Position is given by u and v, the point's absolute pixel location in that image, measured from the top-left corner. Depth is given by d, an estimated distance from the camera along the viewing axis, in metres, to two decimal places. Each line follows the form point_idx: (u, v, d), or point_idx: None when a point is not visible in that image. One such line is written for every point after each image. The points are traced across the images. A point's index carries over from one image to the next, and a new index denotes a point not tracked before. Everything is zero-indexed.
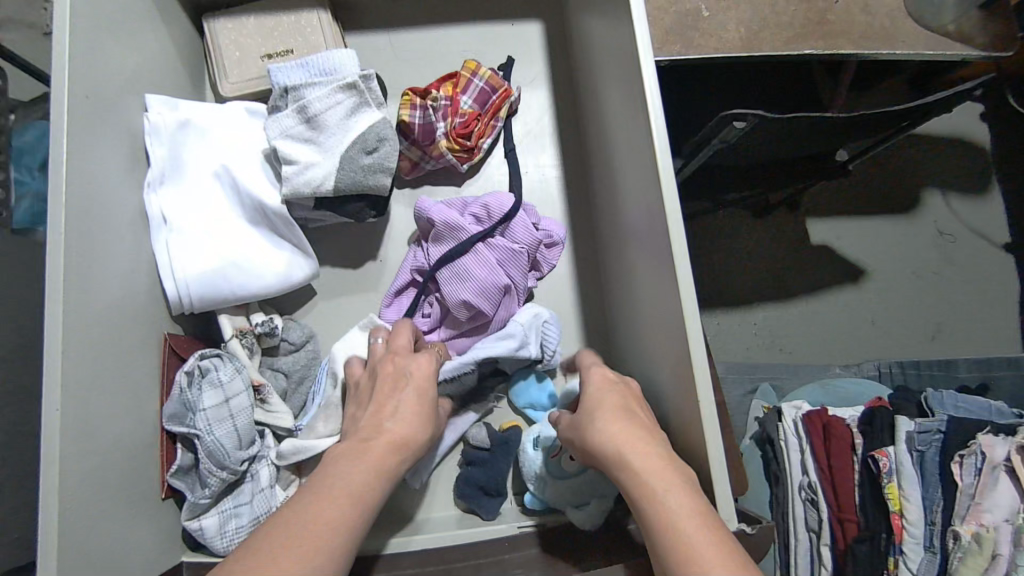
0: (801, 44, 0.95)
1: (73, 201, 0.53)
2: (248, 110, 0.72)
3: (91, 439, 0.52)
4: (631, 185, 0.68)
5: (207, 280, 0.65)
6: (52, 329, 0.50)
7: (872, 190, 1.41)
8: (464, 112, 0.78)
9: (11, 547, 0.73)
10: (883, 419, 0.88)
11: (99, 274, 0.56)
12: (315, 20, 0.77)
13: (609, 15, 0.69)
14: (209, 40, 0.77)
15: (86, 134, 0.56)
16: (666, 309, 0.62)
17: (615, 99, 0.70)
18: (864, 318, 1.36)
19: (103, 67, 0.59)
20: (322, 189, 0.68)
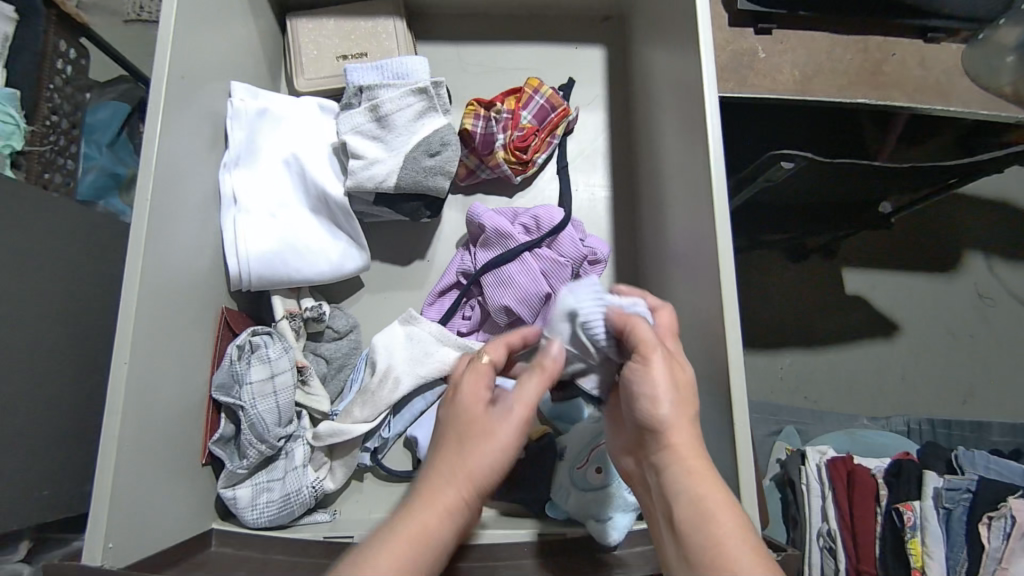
0: (855, 92, 0.96)
1: (159, 174, 0.58)
2: (322, 107, 0.76)
3: (147, 396, 0.56)
4: (680, 211, 0.70)
5: (267, 259, 0.68)
6: (128, 288, 0.54)
7: (913, 244, 1.40)
8: (523, 126, 0.81)
9: (47, 501, 0.76)
10: (911, 471, 0.87)
11: (174, 245, 0.60)
12: (392, 27, 0.82)
13: (673, 46, 0.72)
14: (290, 37, 0.81)
15: (176, 114, 0.61)
16: (705, 332, 0.63)
17: (672, 127, 0.72)
18: (895, 374, 1.34)
19: (197, 54, 0.64)
20: (384, 186, 0.72)
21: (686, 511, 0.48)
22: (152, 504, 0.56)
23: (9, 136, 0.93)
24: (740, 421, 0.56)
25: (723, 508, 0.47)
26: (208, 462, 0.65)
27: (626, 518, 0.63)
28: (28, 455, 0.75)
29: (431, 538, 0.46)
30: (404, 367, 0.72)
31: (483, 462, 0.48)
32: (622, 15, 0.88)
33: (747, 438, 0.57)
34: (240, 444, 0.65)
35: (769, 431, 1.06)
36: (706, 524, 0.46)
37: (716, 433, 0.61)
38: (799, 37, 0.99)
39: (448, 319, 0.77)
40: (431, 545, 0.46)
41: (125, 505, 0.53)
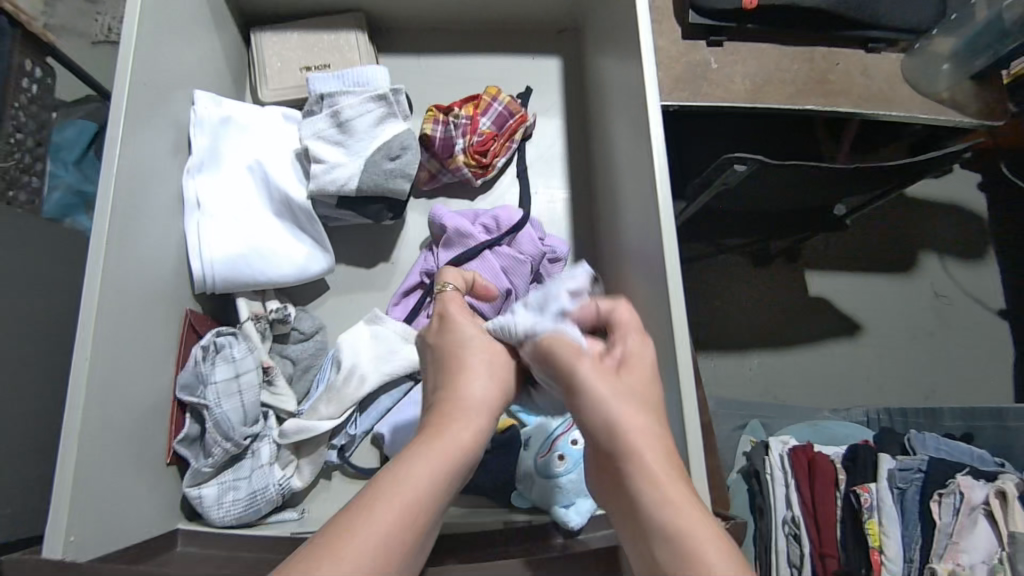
0: (803, 99, 1.01)
1: (122, 176, 0.59)
2: (285, 116, 0.79)
3: (110, 393, 0.57)
4: (632, 207, 0.73)
5: (231, 263, 0.70)
6: (88, 291, 0.55)
7: (870, 246, 1.46)
8: (482, 132, 0.84)
9: (8, 523, 0.74)
10: (867, 456, 0.91)
11: (137, 250, 0.61)
12: (354, 40, 0.85)
13: (621, 52, 0.76)
14: (255, 49, 0.84)
15: (140, 119, 0.63)
16: (656, 322, 0.67)
17: (623, 129, 0.75)
18: (857, 371, 1.39)
19: (161, 62, 0.66)
20: (346, 189, 0.74)
21: (664, 531, 0.46)
22: (113, 504, 0.57)
23: None
24: (687, 396, 0.59)
25: (702, 534, 0.45)
26: (173, 463, 0.66)
27: (589, 504, 0.68)
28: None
29: (457, 458, 0.50)
30: (368, 364, 0.74)
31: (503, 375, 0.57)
32: (577, 27, 0.92)
33: (697, 420, 0.60)
34: (207, 445, 0.66)
35: (736, 427, 1.08)
36: (673, 535, 0.46)
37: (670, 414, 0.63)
38: (749, 49, 1.05)
39: (412, 319, 0.79)
40: (473, 453, 0.51)
41: (87, 503, 0.54)
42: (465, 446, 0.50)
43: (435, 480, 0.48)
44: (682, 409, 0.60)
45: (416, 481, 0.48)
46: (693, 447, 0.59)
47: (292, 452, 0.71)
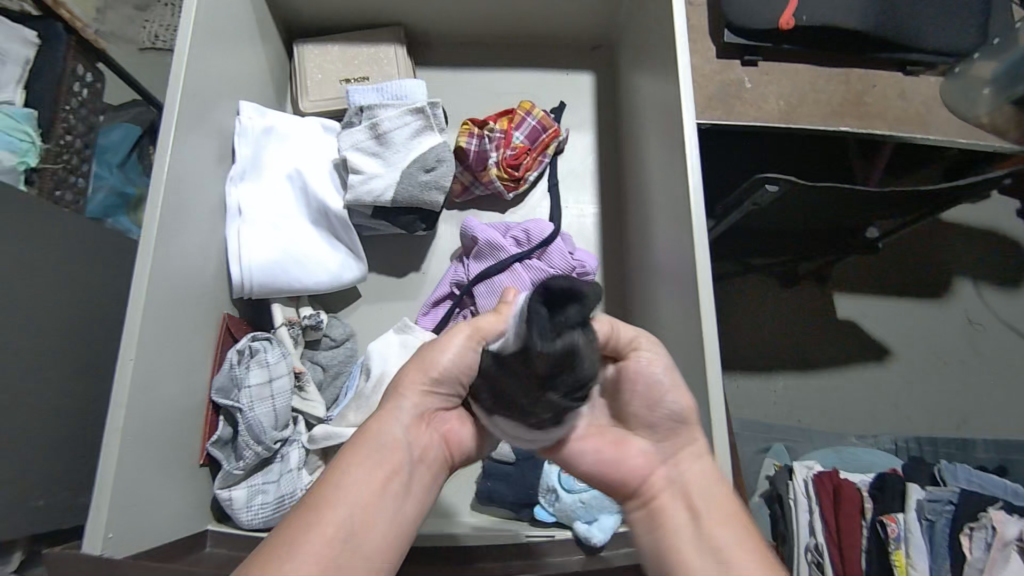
0: (837, 121, 1.01)
1: (170, 182, 0.62)
2: (324, 127, 0.81)
3: (151, 391, 0.59)
4: (662, 224, 0.74)
5: (269, 268, 0.72)
6: (136, 293, 0.57)
7: (903, 270, 1.43)
8: (515, 146, 0.85)
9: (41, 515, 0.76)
10: (894, 486, 0.89)
11: (181, 254, 0.63)
12: (392, 53, 0.87)
13: (655, 70, 0.76)
14: (297, 61, 0.87)
15: (188, 128, 0.65)
16: (685, 341, 0.66)
17: (656, 147, 0.76)
18: (887, 398, 1.36)
19: (210, 75, 0.69)
20: (381, 200, 0.76)
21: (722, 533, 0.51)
22: (149, 501, 0.58)
23: (25, 153, 0.97)
24: (715, 416, 0.59)
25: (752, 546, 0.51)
26: (204, 464, 0.67)
27: (611, 520, 0.68)
28: (29, 463, 0.76)
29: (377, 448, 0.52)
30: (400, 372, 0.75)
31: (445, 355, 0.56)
32: (611, 44, 0.93)
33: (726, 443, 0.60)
34: (238, 447, 0.67)
35: (757, 450, 1.05)
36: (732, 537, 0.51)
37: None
38: (784, 68, 1.04)
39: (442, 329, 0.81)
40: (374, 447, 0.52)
41: (127, 499, 0.55)
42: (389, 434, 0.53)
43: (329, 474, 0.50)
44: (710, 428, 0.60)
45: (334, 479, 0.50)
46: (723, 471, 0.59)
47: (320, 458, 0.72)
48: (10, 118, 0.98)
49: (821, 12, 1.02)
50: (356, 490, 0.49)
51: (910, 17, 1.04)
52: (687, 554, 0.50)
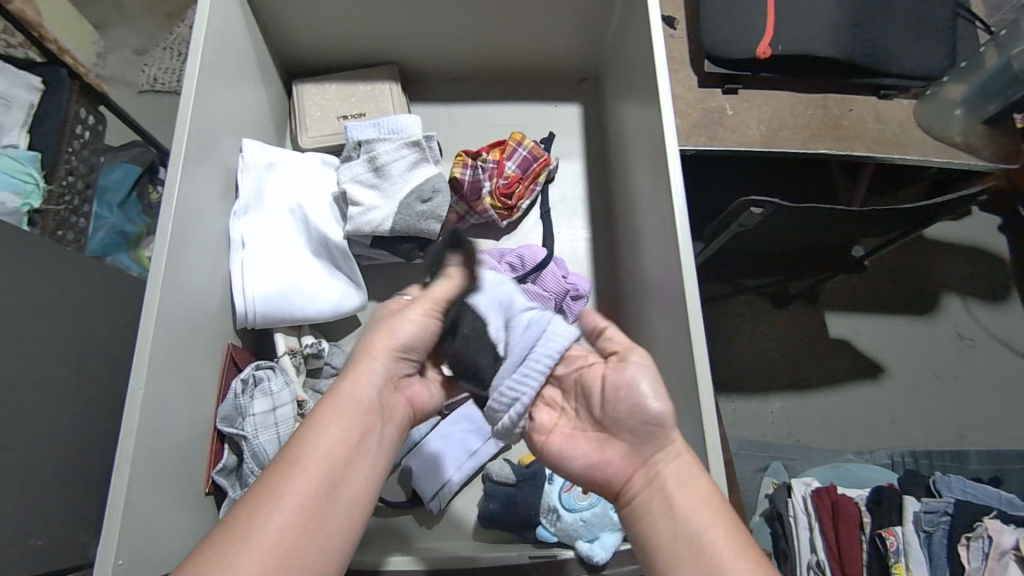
0: (817, 143, 1.05)
1: (177, 217, 0.64)
2: (323, 161, 0.84)
3: (159, 420, 0.60)
4: (652, 246, 0.76)
5: (272, 298, 0.74)
6: (145, 323, 0.59)
7: (890, 287, 1.46)
8: (508, 175, 0.87)
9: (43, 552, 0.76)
10: (891, 499, 0.90)
11: (187, 285, 0.65)
12: (388, 90, 0.90)
13: (639, 100, 0.80)
14: (296, 99, 0.90)
15: (195, 165, 0.68)
16: (679, 358, 0.68)
17: (643, 172, 0.79)
18: (881, 413, 1.37)
19: (215, 114, 0.72)
20: (380, 230, 0.78)
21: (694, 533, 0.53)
22: (156, 528, 0.59)
23: (27, 195, 0.99)
24: (710, 428, 0.61)
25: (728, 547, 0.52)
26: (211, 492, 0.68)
27: (613, 539, 0.69)
28: (30, 499, 0.76)
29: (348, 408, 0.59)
30: None
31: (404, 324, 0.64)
32: (597, 77, 0.98)
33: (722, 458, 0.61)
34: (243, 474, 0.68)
35: (756, 468, 1.06)
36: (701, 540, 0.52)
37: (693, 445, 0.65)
38: (763, 95, 1.09)
39: None
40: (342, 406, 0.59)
41: (136, 526, 0.56)
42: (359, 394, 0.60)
43: (309, 432, 0.57)
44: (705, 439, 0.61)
45: (314, 436, 0.56)
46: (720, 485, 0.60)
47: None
48: (15, 160, 1.00)
49: (795, 42, 1.07)
50: (334, 444, 0.56)
51: (881, 45, 1.09)
52: (663, 542, 0.54)
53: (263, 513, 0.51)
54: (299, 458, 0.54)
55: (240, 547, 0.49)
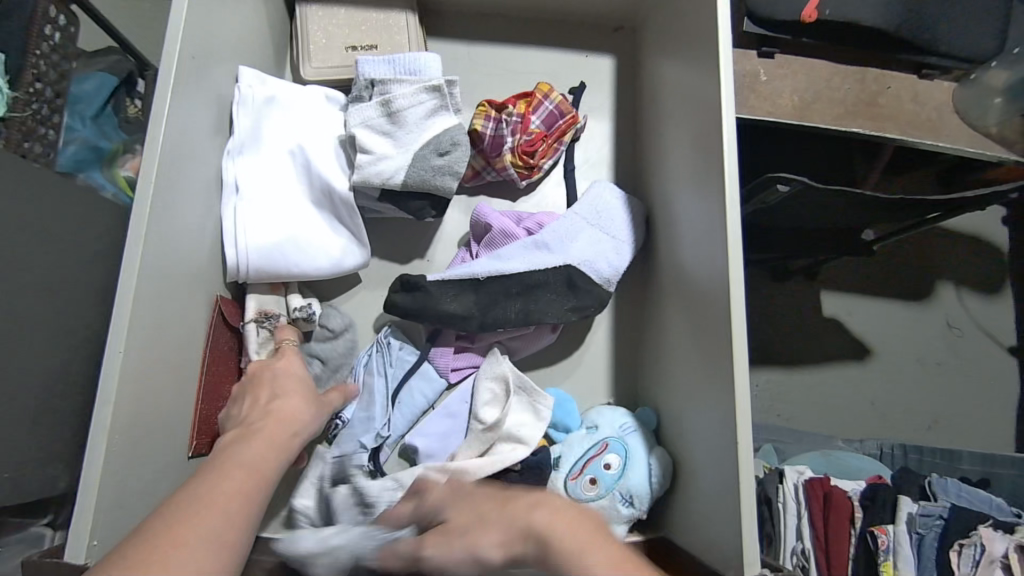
0: (851, 121, 0.98)
1: (164, 153, 0.57)
2: (328, 97, 0.76)
3: (140, 382, 0.55)
4: (688, 226, 0.70)
5: (267, 251, 0.68)
6: (126, 273, 0.53)
7: (890, 272, 1.44)
8: (532, 132, 0.81)
9: None
10: (886, 497, 0.89)
11: (173, 231, 0.59)
12: (404, 21, 0.81)
13: (686, 61, 0.72)
14: (300, 22, 0.80)
15: (186, 94, 0.60)
16: (708, 353, 0.64)
17: (684, 142, 0.72)
18: (864, 397, 1.37)
19: (209, 34, 0.63)
20: (391, 182, 0.71)
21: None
22: (136, 498, 0.56)
23: None
24: (743, 437, 0.56)
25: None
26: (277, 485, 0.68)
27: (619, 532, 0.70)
28: None
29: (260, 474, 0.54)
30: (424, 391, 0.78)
31: (280, 419, 0.60)
32: (634, 27, 0.89)
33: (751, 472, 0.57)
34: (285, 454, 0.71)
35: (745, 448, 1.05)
36: None
37: (719, 440, 0.61)
38: (809, 62, 1.01)
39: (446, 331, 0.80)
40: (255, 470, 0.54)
41: (114, 498, 0.53)
42: (267, 455, 0.56)
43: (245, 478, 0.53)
44: (737, 433, 0.57)
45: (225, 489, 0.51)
46: (746, 500, 0.55)
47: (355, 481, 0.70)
48: None
49: (845, 9, 0.99)
50: (236, 477, 0.52)
51: (935, 18, 1.02)
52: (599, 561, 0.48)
53: (209, 495, 0.49)
54: (206, 488, 0.50)
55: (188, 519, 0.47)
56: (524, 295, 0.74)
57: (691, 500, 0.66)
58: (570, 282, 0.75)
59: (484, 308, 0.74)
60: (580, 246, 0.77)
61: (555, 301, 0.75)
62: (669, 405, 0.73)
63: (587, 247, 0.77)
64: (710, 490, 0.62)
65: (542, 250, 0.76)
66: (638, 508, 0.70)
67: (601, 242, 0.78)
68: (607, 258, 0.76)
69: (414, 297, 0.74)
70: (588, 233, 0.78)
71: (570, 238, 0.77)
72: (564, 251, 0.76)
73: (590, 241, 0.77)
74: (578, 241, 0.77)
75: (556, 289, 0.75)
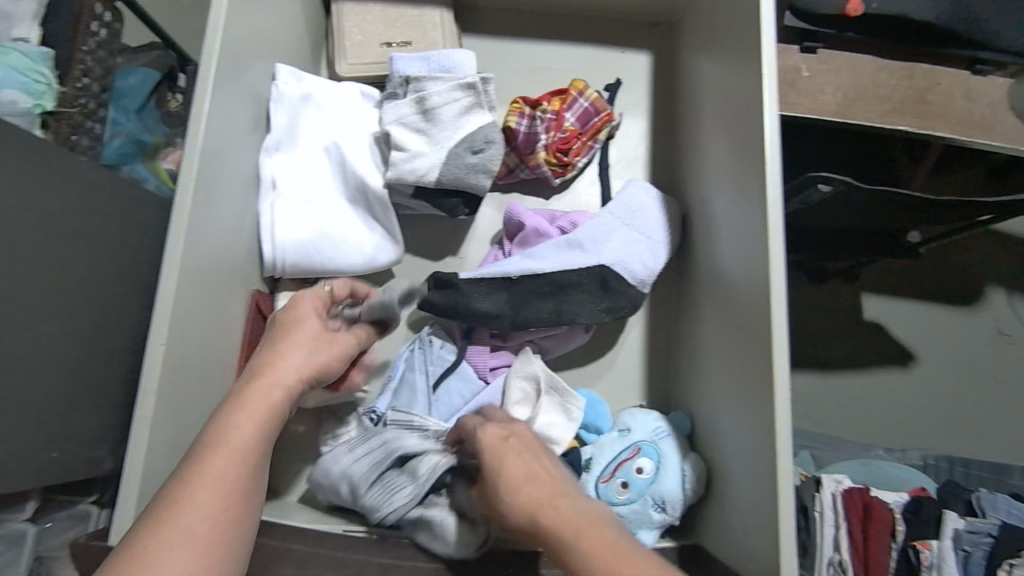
0: (897, 120, 0.94)
1: (205, 150, 0.58)
2: (363, 92, 0.76)
3: (180, 376, 0.57)
4: (726, 227, 0.69)
5: (303, 246, 0.69)
6: (168, 268, 0.54)
7: (935, 276, 1.39)
8: (566, 129, 0.80)
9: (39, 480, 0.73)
10: (930, 510, 0.87)
11: (213, 227, 0.60)
12: (439, 18, 0.81)
13: (726, 57, 0.71)
14: (336, 19, 0.81)
15: (225, 92, 0.61)
16: (745, 359, 0.62)
17: (723, 141, 0.70)
18: (904, 403, 1.33)
19: (247, 32, 0.64)
20: (425, 180, 0.71)
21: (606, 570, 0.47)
22: None
23: (39, 95, 0.88)
24: (782, 446, 0.55)
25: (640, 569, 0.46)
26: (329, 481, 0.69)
27: (650, 536, 0.69)
28: None
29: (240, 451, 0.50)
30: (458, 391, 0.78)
31: (278, 368, 0.56)
32: (671, 22, 0.87)
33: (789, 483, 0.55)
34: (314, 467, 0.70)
35: None
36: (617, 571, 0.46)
37: (756, 448, 0.59)
38: (853, 58, 0.97)
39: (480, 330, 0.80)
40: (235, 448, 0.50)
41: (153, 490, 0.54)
42: (251, 424, 0.52)
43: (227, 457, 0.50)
44: (775, 442, 0.55)
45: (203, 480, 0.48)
46: (784, 512, 0.54)
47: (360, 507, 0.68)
48: (27, 57, 0.89)
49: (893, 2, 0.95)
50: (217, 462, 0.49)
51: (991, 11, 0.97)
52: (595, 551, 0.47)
53: (190, 482, 0.48)
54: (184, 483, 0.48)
55: (166, 518, 0.46)
56: (556, 294, 0.73)
57: (725, 508, 0.65)
58: (603, 282, 0.74)
59: (514, 307, 0.73)
60: (614, 245, 0.76)
61: (587, 300, 0.74)
62: (704, 410, 0.72)
63: (621, 246, 0.76)
64: (745, 499, 0.61)
65: (575, 249, 0.75)
66: (671, 514, 0.69)
67: (635, 241, 0.76)
68: (642, 258, 0.75)
69: (447, 294, 0.74)
70: (621, 232, 0.77)
71: (603, 237, 0.76)
72: (596, 251, 0.75)
73: (624, 240, 0.76)
74: (612, 240, 0.76)
75: (588, 289, 0.74)
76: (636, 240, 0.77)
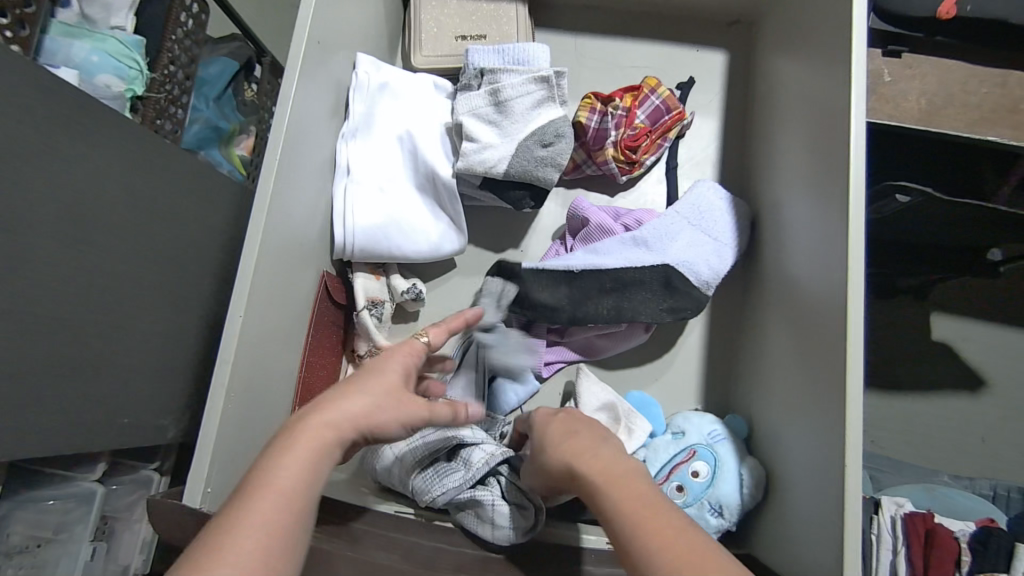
0: (988, 129, 0.89)
1: (289, 133, 0.60)
2: (436, 85, 0.78)
3: (254, 347, 0.59)
4: (800, 230, 0.67)
5: (372, 231, 0.71)
6: (250, 243, 0.57)
7: (1016, 299, 1.30)
8: (637, 126, 0.80)
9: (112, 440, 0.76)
10: (1000, 543, 0.82)
11: (291, 207, 0.63)
12: (514, 12, 0.82)
13: (809, 57, 0.68)
14: (414, 12, 0.82)
15: (310, 78, 0.63)
16: (815, 367, 0.60)
17: (801, 143, 0.68)
18: (974, 430, 1.25)
19: (333, 21, 0.66)
20: (494, 171, 0.72)
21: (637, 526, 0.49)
22: (243, 455, 0.60)
23: (132, 81, 0.92)
24: (851, 459, 0.53)
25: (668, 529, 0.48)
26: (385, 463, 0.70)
27: None
28: None
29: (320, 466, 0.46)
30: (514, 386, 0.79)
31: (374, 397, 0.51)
32: (750, 21, 0.85)
33: (857, 498, 0.53)
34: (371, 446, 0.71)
35: None
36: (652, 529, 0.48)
37: (822, 461, 0.57)
38: (943, 62, 0.93)
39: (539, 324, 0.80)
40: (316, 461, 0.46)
41: (224, 454, 0.57)
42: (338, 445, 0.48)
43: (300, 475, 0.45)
44: (843, 452, 0.53)
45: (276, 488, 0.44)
46: (851, 528, 0.52)
47: (410, 490, 0.69)
48: (122, 45, 0.92)
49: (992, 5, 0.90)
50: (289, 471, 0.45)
51: None
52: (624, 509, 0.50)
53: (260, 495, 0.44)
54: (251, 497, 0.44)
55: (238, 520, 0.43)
56: (617, 292, 0.73)
57: (782, 520, 0.63)
58: (667, 282, 0.73)
59: (575, 303, 0.73)
60: (680, 245, 0.75)
61: (649, 300, 0.73)
62: (765, 417, 0.70)
63: (686, 247, 0.75)
64: (807, 513, 0.59)
65: (639, 247, 0.75)
66: (727, 519, 0.68)
67: (701, 242, 0.75)
68: (709, 260, 0.74)
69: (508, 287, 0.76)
70: (687, 233, 0.76)
71: (669, 236, 0.75)
72: (661, 251, 0.75)
73: (689, 240, 0.75)
74: (678, 240, 0.75)
75: (651, 291, 0.73)
76: (703, 241, 0.75)
